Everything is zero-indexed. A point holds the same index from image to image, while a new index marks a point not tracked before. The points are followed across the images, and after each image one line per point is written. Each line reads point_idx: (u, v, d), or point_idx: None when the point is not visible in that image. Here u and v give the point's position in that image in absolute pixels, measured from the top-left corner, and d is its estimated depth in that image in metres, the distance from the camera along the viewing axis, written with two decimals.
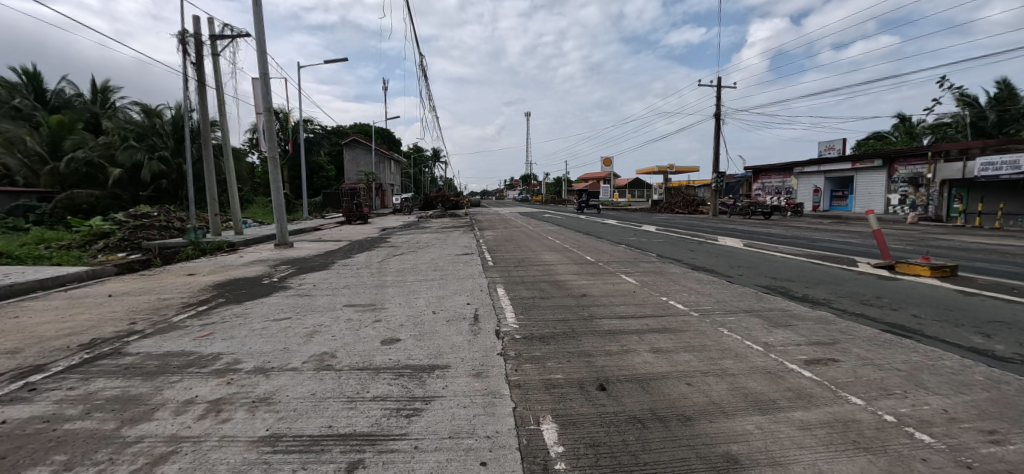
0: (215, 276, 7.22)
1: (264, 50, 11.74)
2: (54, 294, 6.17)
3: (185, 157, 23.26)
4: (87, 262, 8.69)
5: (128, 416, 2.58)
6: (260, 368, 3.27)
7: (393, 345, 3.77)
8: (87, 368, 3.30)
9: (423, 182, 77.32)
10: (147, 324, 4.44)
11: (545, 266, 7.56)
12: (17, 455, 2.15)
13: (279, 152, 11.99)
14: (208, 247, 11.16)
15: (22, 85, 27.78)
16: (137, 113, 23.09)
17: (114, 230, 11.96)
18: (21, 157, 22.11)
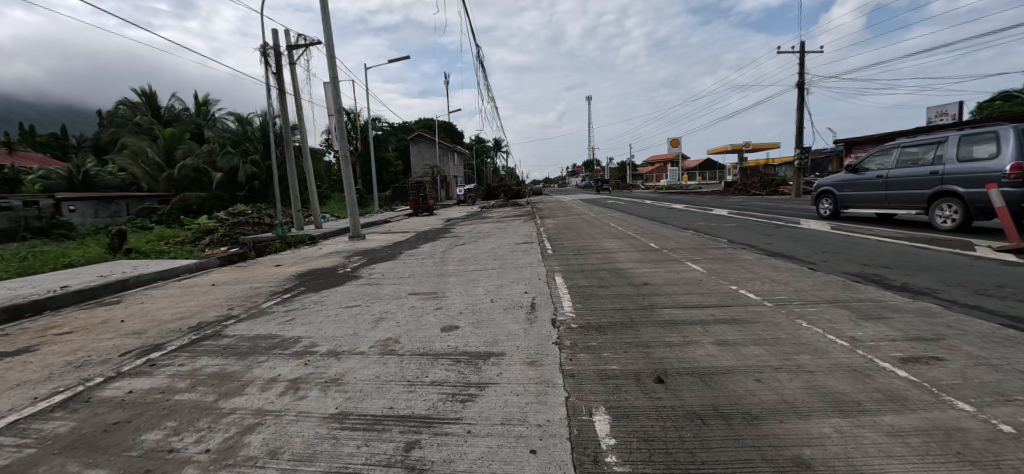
0: (298, 267, 7.97)
1: (333, 55, 12.55)
2: (173, 284, 7.21)
3: (273, 159, 25.46)
4: (197, 256, 10.00)
5: (224, 390, 2.97)
6: (332, 351, 3.56)
7: (452, 332, 3.91)
8: (195, 347, 3.83)
9: (485, 173, 78.90)
10: (241, 310, 5.03)
11: (606, 254, 7.39)
12: (140, 422, 2.62)
13: (349, 151, 12.83)
14: (292, 240, 12.31)
15: (143, 104, 32.34)
16: (233, 122, 25.65)
17: (217, 227, 13.64)
18: (145, 166, 25.79)
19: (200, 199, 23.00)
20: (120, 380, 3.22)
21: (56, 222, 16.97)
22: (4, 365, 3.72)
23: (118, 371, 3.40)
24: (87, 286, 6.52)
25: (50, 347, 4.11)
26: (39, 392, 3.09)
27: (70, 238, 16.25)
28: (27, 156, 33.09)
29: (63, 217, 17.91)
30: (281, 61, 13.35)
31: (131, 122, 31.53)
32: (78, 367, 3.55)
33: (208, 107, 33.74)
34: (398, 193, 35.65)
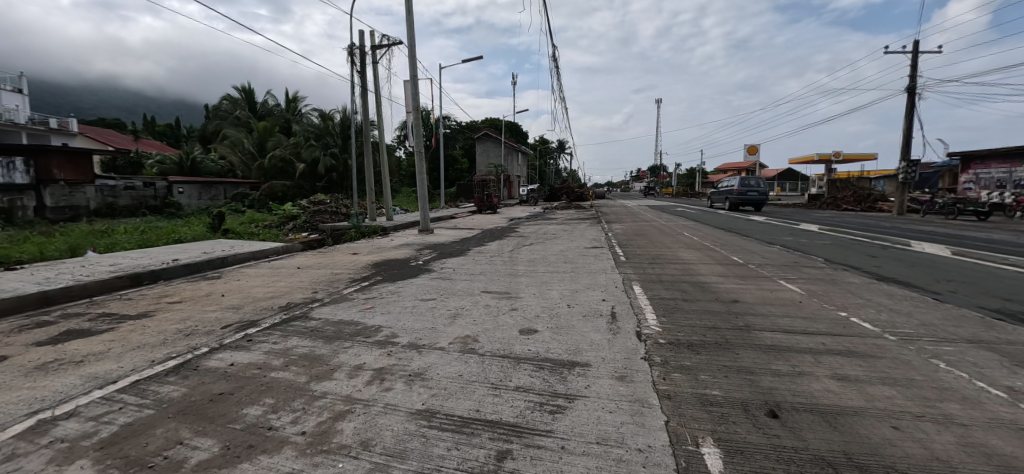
0: (372, 257, 8.27)
1: (414, 55, 12.97)
2: (264, 264, 7.79)
3: (350, 153, 27.01)
4: (283, 239, 10.77)
5: (315, 373, 3.03)
6: (413, 344, 3.54)
7: (531, 336, 3.75)
8: (285, 327, 4.00)
9: (548, 174, 78.53)
10: (324, 294, 5.25)
11: (685, 265, 6.89)
12: (240, 395, 2.72)
13: (423, 147, 13.18)
14: (366, 230, 12.91)
15: (241, 100, 35.80)
16: (317, 117, 27.54)
17: (299, 214, 14.67)
18: (241, 155, 28.57)
19: (284, 187, 25.09)
20: (222, 352, 3.41)
21: (168, 202, 19.38)
22: (130, 327, 4.14)
23: (221, 342, 3.62)
24: (194, 260, 7.22)
25: (166, 313, 4.54)
26: (157, 356, 3.37)
27: (178, 216, 18.46)
28: (149, 144, 38.13)
29: (173, 198, 20.40)
30: (365, 60, 14.06)
31: (232, 115, 35.07)
32: (187, 335, 3.84)
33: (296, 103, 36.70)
34: (461, 190, 36.58)
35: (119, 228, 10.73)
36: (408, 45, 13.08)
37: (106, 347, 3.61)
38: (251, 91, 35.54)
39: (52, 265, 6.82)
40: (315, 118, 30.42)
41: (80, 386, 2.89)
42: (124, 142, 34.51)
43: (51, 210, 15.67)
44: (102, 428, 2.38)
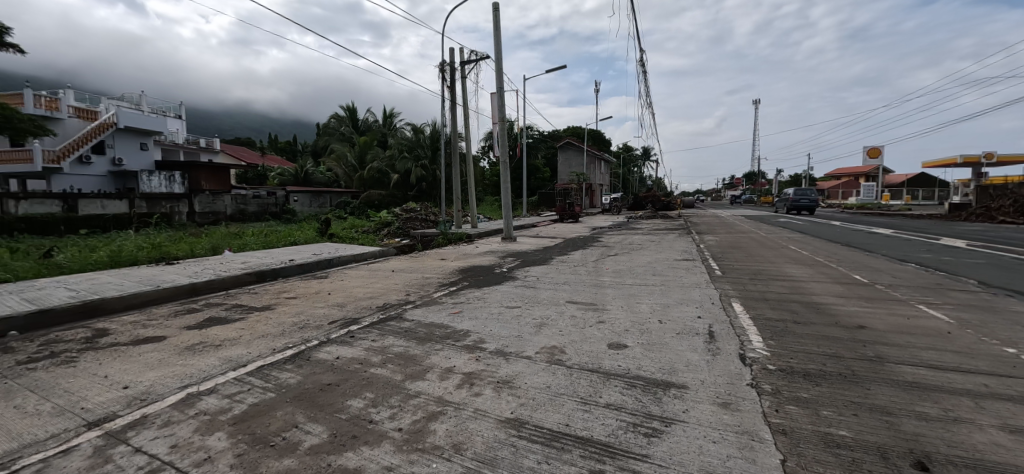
0: (460, 263, 8.63)
1: (500, 68, 13.44)
2: (364, 266, 8.50)
3: (439, 163, 28.42)
4: (379, 244, 11.71)
5: (409, 372, 3.18)
6: (501, 350, 3.57)
7: (621, 351, 3.58)
8: (383, 325, 4.30)
9: (631, 182, 75.90)
10: (417, 296, 5.56)
11: (794, 283, 6.14)
12: (345, 387, 2.94)
13: (508, 156, 13.52)
14: (452, 236, 13.53)
15: (347, 117, 40.02)
16: (409, 131, 29.49)
17: (393, 221, 15.88)
18: (344, 168, 31.84)
19: (380, 196, 27.37)
20: (330, 345, 3.76)
21: (285, 210, 22.06)
22: (257, 317, 4.77)
23: (328, 337, 3.99)
24: (307, 261, 8.14)
25: (285, 307, 5.16)
26: (278, 344, 3.81)
27: (293, 222, 20.91)
28: (273, 159, 44.28)
29: (291, 205, 23.42)
30: (455, 75, 14.87)
31: (339, 132, 39.38)
32: (301, 328, 4.29)
33: (392, 118, 40.09)
34: (543, 199, 36.96)
35: (250, 231, 12.53)
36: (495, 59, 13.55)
37: (239, 333, 4.18)
38: (355, 109, 39.57)
39: (203, 261, 8.16)
40: (408, 132, 32.83)
41: (218, 367, 3.35)
42: (254, 158, 40.51)
43: (198, 215, 18.66)
44: (235, 405, 2.72)
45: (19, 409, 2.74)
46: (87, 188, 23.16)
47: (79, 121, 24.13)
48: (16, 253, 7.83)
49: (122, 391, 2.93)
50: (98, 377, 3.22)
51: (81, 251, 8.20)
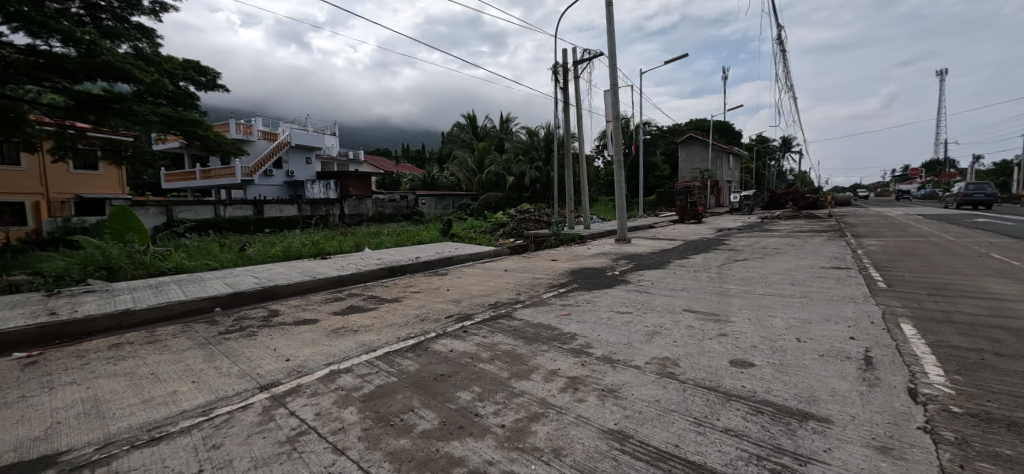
0: (570, 264, 8.63)
1: (614, 63, 13.08)
2: (479, 265, 9.04)
3: (553, 165, 29.10)
4: (494, 244, 12.38)
5: (515, 370, 3.25)
6: (608, 357, 3.43)
7: (746, 370, 3.15)
8: (493, 323, 4.49)
9: (765, 178, 66.80)
10: (526, 296, 5.70)
11: (1004, 302, 4.68)
12: (457, 379, 3.13)
13: (622, 155, 13.11)
14: (565, 237, 13.61)
15: (468, 125, 43.20)
16: (525, 134, 30.20)
17: (508, 222, 16.65)
18: (466, 172, 34.50)
19: (498, 197, 29.00)
20: (445, 337, 4.07)
21: (415, 211, 24.76)
22: (388, 307, 5.42)
23: (444, 330, 4.33)
24: (430, 258, 8.99)
25: (410, 300, 5.77)
26: (402, 333, 4.27)
27: (421, 222, 23.31)
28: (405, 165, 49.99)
29: (420, 208, 26.19)
30: (568, 76, 14.91)
31: (461, 139, 42.74)
32: (421, 320, 4.73)
33: (509, 123, 42.01)
34: (662, 198, 34.79)
35: (386, 231, 14.36)
36: (610, 55, 13.18)
37: (372, 321, 4.80)
38: (475, 117, 42.49)
39: (348, 257, 9.59)
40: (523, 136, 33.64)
41: (355, 349, 3.88)
42: (392, 166, 46.32)
43: (349, 215, 22.32)
44: (364, 385, 3.11)
45: (220, 369, 3.56)
46: (272, 196, 29.18)
47: (263, 141, 30.57)
48: (224, 247, 10.22)
49: (285, 363, 3.61)
50: (271, 349, 4.00)
51: (265, 246, 10.29)
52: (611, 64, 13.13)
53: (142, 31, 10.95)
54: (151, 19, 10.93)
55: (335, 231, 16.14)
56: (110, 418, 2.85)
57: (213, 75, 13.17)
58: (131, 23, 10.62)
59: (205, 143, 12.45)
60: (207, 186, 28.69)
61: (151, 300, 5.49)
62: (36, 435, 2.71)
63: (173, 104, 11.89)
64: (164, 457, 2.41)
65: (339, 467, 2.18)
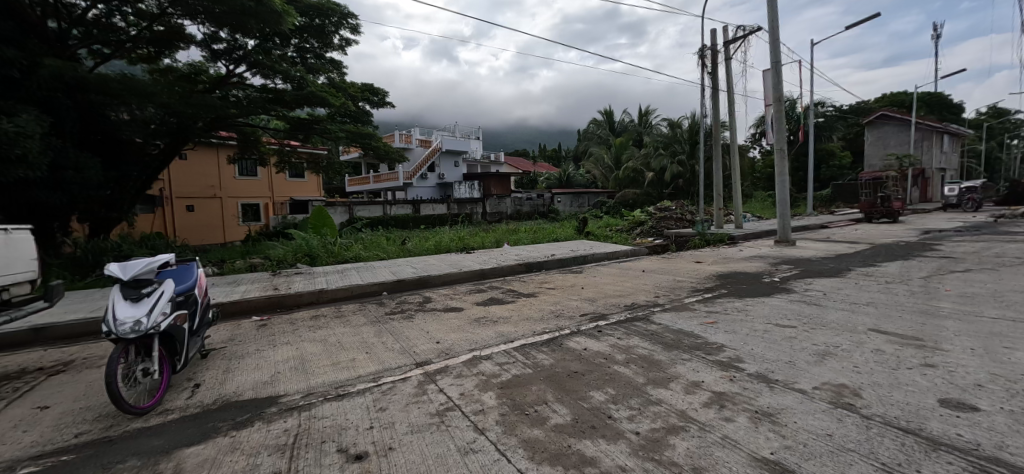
0: (717, 267, 7.82)
1: (776, 38, 11.38)
2: (614, 264, 8.83)
3: (699, 158, 25.40)
4: (631, 243, 11.99)
5: (652, 376, 3.07)
6: (764, 375, 2.99)
7: (969, 415, 2.39)
8: (629, 325, 4.34)
9: (1004, 164, 49.71)
10: (665, 300, 5.37)
11: None
12: (590, 378, 3.11)
13: (786, 143, 11.43)
14: (712, 238, 12.37)
15: (604, 122, 42.62)
16: (666, 126, 27.24)
17: (646, 220, 15.99)
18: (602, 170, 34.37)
19: (635, 195, 26.58)
20: (578, 336, 4.07)
21: (551, 209, 26.01)
22: (525, 301, 5.70)
23: (578, 328, 4.34)
24: (564, 256, 9.16)
25: (546, 295, 5.97)
26: (537, 328, 4.42)
27: (556, 219, 24.09)
28: (542, 166, 51.95)
29: (555, 206, 27.26)
30: (717, 60, 13.56)
31: (598, 136, 42.52)
32: (556, 316, 4.85)
33: (648, 116, 40.17)
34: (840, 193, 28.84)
35: (523, 228, 15.10)
36: (771, 28, 11.49)
37: (510, 313, 5.10)
38: (612, 113, 41.72)
39: (488, 252, 10.38)
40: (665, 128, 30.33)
41: (495, 338, 4.17)
42: (529, 166, 48.60)
43: (490, 213, 24.41)
44: (502, 372, 3.31)
45: (387, 344, 4.20)
46: (427, 196, 33.68)
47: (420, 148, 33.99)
48: (389, 240, 12.03)
49: (437, 344, 4.08)
50: (425, 330, 4.57)
51: (420, 240, 11.76)
52: (771, 41, 11.47)
53: (333, 64, 13.46)
54: (339, 53, 13.40)
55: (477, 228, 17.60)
56: (312, 374, 3.60)
57: (381, 93, 15.05)
58: (325, 58, 13.16)
59: (376, 151, 13.80)
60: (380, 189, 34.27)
61: (339, 282, 6.78)
62: (267, 379, 3.59)
63: (351, 119, 13.84)
64: (347, 411, 2.94)
65: (479, 445, 2.36)
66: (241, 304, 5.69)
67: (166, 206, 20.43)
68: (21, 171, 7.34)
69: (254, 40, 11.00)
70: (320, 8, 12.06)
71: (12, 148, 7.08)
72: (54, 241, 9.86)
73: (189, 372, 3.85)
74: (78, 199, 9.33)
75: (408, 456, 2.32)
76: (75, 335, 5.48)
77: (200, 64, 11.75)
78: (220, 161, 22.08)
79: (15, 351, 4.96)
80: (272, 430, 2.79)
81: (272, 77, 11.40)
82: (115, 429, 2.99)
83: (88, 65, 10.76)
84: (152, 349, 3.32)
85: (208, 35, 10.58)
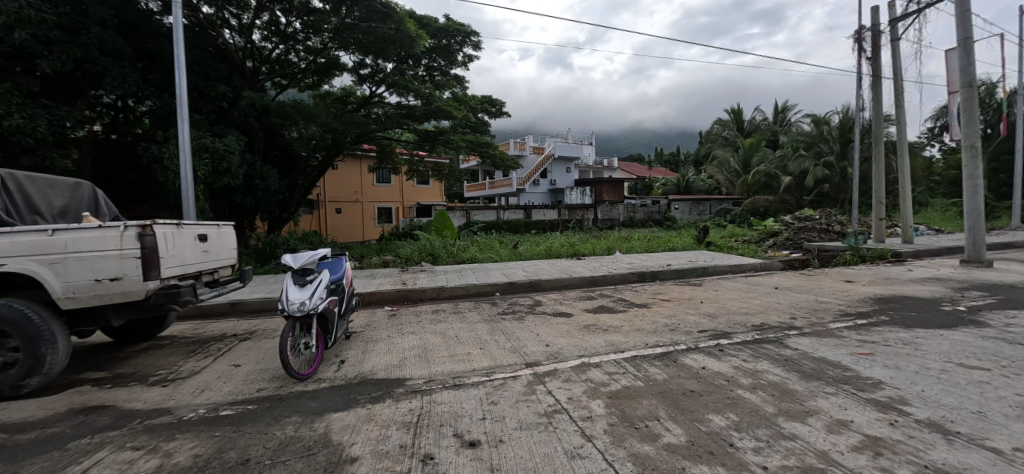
0: (877, 289, 6.56)
1: (966, 8, 9.19)
2: (740, 279, 8.02)
3: (852, 159, 21.59)
4: (761, 256, 10.77)
5: (785, 408, 2.73)
6: (941, 425, 2.43)
7: None
8: (758, 347, 3.92)
9: None
10: (804, 323, 4.72)
11: None
12: (709, 400, 2.90)
13: (980, 136, 9.16)
14: (869, 253, 10.44)
15: (731, 121, 38.90)
16: (808, 123, 23.68)
17: (781, 230, 14.20)
18: (727, 174, 31.43)
19: (767, 202, 23.73)
20: (695, 353, 3.81)
21: (666, 217, 25.05)
22: (637, 312, 5.52)
23: (695, 345, 4.06)
24: (682, 267, 8.62)
25: (659, 307, 5.70)
26: (649, 340, 4.25)
27: (671, 228, 22.89)
28: (658, 171, 49.51)
29: (671, 213, 26.01)
30: (879, 43, 11.48)
31: (721, 137, 38.98)
32: (671, 330, 4.60)
33: (785, 112, 35.52)
34: None
35: (636, 236, 14.57)
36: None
37: (621, 323, 4.99)
38: (741, 111, 37.89)
39: (599, 259, 10.29)
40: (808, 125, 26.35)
41: (604, 347, 4.12)
42: (643, 172, 46.70)
43: (601, 220, 24.59)
44: (611, 382, 3.26)
45: (499, 342, 4.44)
46: (538, 201, 34.98)
47: (534, 156, 35.32)
48: (502, 244, 12.65)
49: (545, 347, 4.19)
50: (535, 332, 4.74)
51: (532, 245, 12.13)
52: (959, 13, 9.30)
53: (457, 79, 14.61)
54: (462, 69, 14.48)
55: (587, 235, 17.46)
56: (433, 363, 3.99)
57: (498, 104, 15.68)
58: (450, 75, 14.30)
59: (492, 159, 14.35)
60: (495, 195, 36.51)
61: (457, 281, 7.36)
62: (396, 363, 4.08)
63: (472, 130, 14.54)
64: (462, 400, 3.18)
65: (586, 452, 2.37)
66: (376, 295, 6.56)
67: (323, 209, 24.29)
68: (226, 179, 9.49)
69: (391, 63, 12.44)
70: (447, 30, 13.43)
71: (222, 163, 9.18)
72: (244, 235, 12.50)
73: (337, 349, 4.56)
74: (261, 202, 11.68)
75: (516, 451, 2.44)
76: (259, 310, 6.90)
77: (350, 88, 13.72)
78: (362, 170, 25.63)
79: (220, 319, 6.45)
80: (400, 408, 3.16)
81: (406, 94, 12.78)
82: (284, 390, 3.69)
83: (272, 94, 13.38)
84: (312, 327, 4.06)
85: (357, 62, 12.39)
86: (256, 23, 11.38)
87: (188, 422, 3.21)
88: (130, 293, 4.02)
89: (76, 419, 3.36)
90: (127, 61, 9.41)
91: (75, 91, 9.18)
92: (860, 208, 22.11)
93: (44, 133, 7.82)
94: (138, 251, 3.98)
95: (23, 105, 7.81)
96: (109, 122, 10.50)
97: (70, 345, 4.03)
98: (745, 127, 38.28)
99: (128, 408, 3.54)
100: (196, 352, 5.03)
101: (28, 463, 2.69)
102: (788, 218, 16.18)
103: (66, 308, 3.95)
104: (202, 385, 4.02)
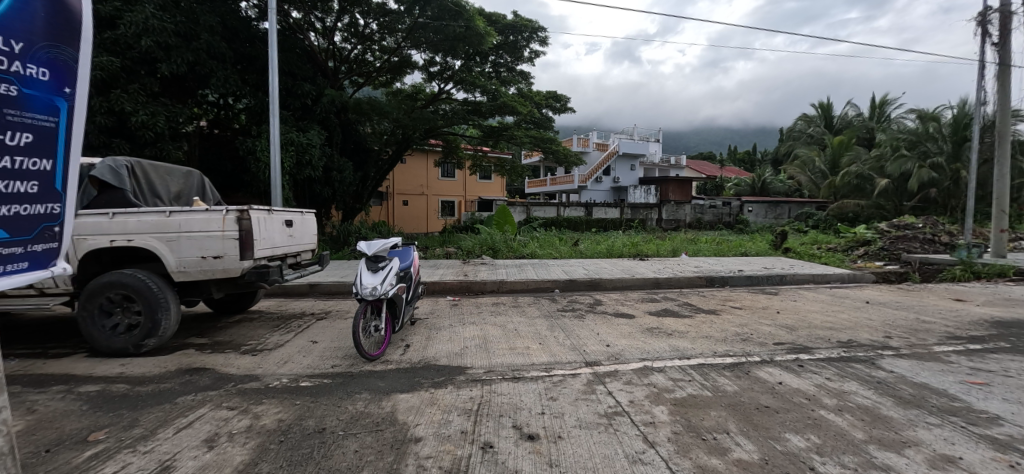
0: (999, 312, 5.71)
1: None
2: (824, 290, 7.37)
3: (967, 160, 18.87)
4: (849, 266, 9.81)
5: (877, 435, 2.49)
6: None
7: None
8: (844, 366, 3.59)
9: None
10: (902, 343, 4.24)
11: None
12: (787, 417, 2.71)
13: None
14: (985, 270, 9.11)
15: (818, 117, 35.46)
16: (912, 119, 21.01)
17: (874, 239, 12.77)
18: (810, 175, 28.79)
19: (858, 207, 21.62)
20: (771, 367, 3.57)
21: (738, 219, 23.62)
22: (704, 318, 5.26)
23: (771, 358, 3.80)
24: (755, 274, 8.11)
25: (729, 315, 5.39)
26: (719, 349, 4.04)
27: (744, 231, 21.53)
28: (730, 170, 46.52)
29: (743, 215, 24.46)
30: (1012, 26, 9.91)
31: (805, 134, 35.69)
32: (743, 340, 4.35)
33: (884, 107, 31.68)
34: None
35: (705, 239, 13.87)
36: None
37: (687, 328, 4.79)
38: (830, 105, 34.42)
39: (664, 260, 9.94)
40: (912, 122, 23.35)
41: (668, 352, 3.99)
42: (713, 171, 44.09)
43: (666, 220, 23.66)
44: (676, 389, 3.16)
45: (559, 339, 4.46)
46: (599, 199, 34.39)
47: (596, 153, 34.71)
48: (562, 240, 12.63)
49: (607, 347, 4.15)
50: (596, 332, 4.69)
51: (593, 243, 12.00)
52: None
53: (522, 75, 14.66)
54: (528, 65, 14.47)
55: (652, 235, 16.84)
56: (493, 354, 4.11)
57: (563, 99, 15.52)
58: (516, 71, 14.39)
59: (555, 155, 14.26)
60: (555, 191, 36.37)
61: (517, 276, 7.48)
62: (458, 351, 4.24)
63: (536, 125, 14.52)
64: (521, 393, 3.24)
65: (649, 458, 2.33)
66: (439, 285, 6.84)
67: (391, 200, 25.66)
68: (307, 170, 10.35)
69: (459, 60, 12.81)
70: (515, 26, 13.43)
71: (304, 155, 10.01)
72: (321, 222, 13.57)
73: (403, 334, 4.84)
74: (336, 192, 12.60)
75: (576, 448, 2.45)
76: (334, 292, 7.48)
77: (420, 85, 14.29)
78: (427, 164, 26.64)
79: (300, 299, 7.08)
80: (461, 395, 3.29)
81: (473, 91, 13.10)
82: (355, 368, 3.98)
83: (349, 92, 14.28)
84: (381, 311, 4.29)
85: (427, 61, 12.85)
86: (337, 25, 12.15)
87: (274, 389, 3.58)
88: (229, 270, 4.52)
89: (183, 377, 3.87)
90: (229, 62, 10.51)
91: (186, 89, 10.43)
92: (975, 217, 19.26)
93: (162, 127, 9.01)
94: (236, 233, 4.45)
95: (147, 103, 9.05)
96: (212, 118, 11.79)
97: (180, 312, 4.61)
98: (835, 124, 34.73)
99: (224, 372, 4.02)
100: (280, 326, 5.57)
101: (147, 411, 3.15)
102: (883, 226, 14.54)
103: (178, 279, 4.54)
104: (285, 357, 4.45)
